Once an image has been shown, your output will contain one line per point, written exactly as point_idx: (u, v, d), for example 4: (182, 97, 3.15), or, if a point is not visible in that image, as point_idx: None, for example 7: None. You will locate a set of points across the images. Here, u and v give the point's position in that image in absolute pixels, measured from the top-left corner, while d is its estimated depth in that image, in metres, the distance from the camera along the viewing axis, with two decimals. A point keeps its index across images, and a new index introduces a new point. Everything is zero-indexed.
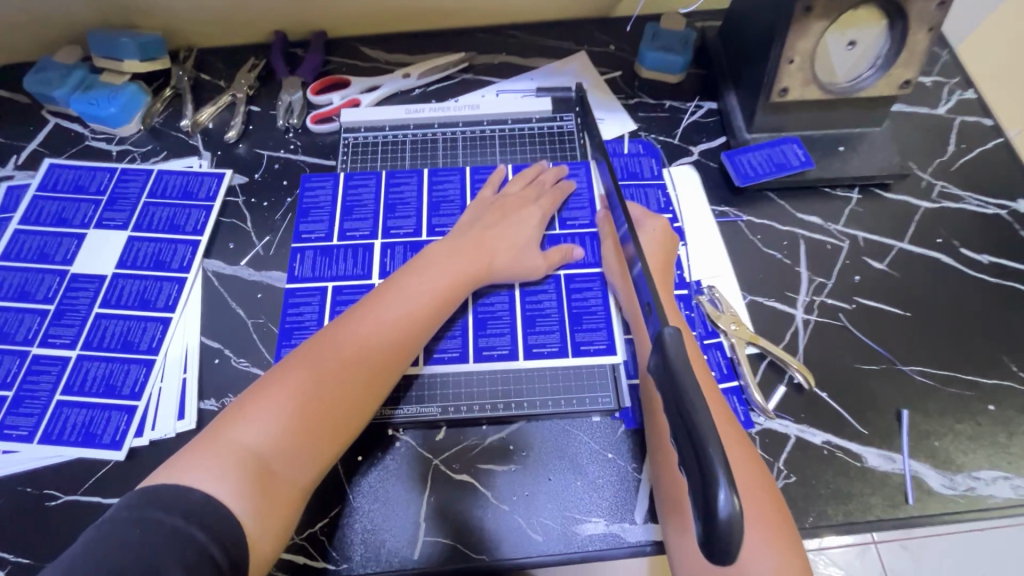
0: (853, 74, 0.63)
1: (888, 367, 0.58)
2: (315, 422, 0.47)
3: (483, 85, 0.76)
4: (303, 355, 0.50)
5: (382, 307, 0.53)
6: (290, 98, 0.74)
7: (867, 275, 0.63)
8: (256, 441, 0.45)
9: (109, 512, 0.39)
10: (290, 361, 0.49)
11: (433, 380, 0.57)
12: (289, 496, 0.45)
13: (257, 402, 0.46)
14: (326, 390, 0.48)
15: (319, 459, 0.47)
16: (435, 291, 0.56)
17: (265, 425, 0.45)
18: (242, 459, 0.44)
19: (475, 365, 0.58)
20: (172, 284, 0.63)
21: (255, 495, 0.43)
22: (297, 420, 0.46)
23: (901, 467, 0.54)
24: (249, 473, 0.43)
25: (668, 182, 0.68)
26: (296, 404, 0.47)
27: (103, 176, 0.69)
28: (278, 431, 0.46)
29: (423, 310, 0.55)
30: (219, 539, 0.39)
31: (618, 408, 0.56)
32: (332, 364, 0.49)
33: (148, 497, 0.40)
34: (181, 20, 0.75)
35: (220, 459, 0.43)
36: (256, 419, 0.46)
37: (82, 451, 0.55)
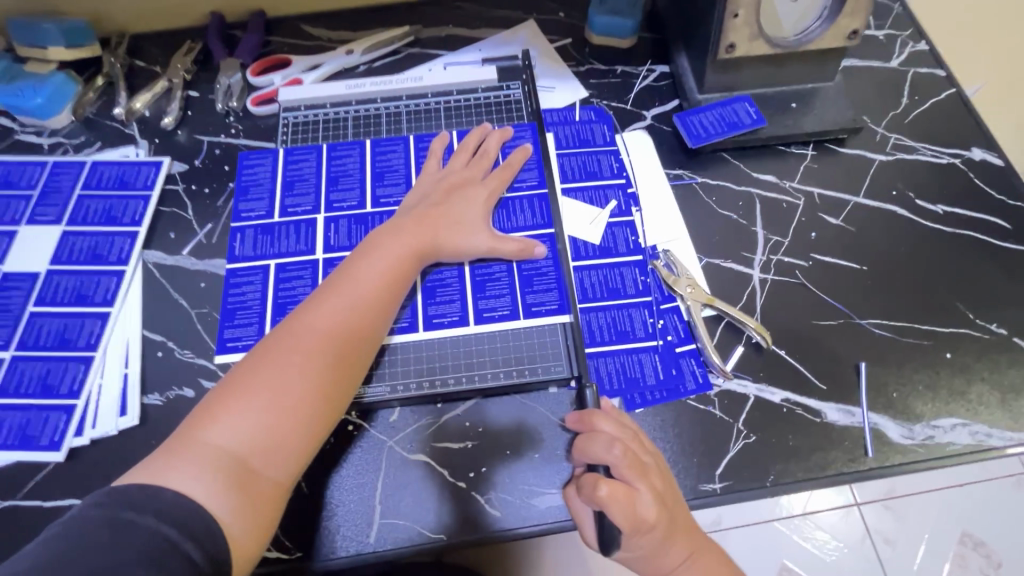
0: (800, 27, 0.61)
1: (845, 322, 0.58)
2: (290, 415, 0.45)
3: (429, 58, 0.74)
4: (269, 349, 0.48)
5: (347, 291, 0.51)
6: (228, 81, 0.71)
7: (824, 231, 0.62)
8: (231, 440, 0.44)
9: (76, 510, 0.38)
10: (255, 359, 0.47)
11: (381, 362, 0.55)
12: (272, 493, 0.44)
13: (228, 398, 0.45)
14: (298, 384, 0.46)
15: (300, 453, 0.46)
16: (400, 270, 0.54)
17: (239, 425, 0.44)
18: (217, 458, 0.43)
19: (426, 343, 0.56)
20: (110, 277, 0.61)
21: (234, 495, 0.42)
22: (271, 415, 0.45)
23: (860, 420, 0.53)
24: (225, 471, 0.42)
25: (621, 148, 0.67)
26: (271, 399, 0.45)
27: (34, 171, 0.66)
28: (252, 428, 0.44)
29: (391, 291, 0.53)
30: (193, 536, 0.38)
31: (572, 377, 0.54)
32: (300, 355, 0.47)
33: (118, 496, 0.38)
34: (109, 4, 0.72)
35: (198, 463, 0.42)
36: (228, 415, 0.44)
37: (19, 453, 0.52)
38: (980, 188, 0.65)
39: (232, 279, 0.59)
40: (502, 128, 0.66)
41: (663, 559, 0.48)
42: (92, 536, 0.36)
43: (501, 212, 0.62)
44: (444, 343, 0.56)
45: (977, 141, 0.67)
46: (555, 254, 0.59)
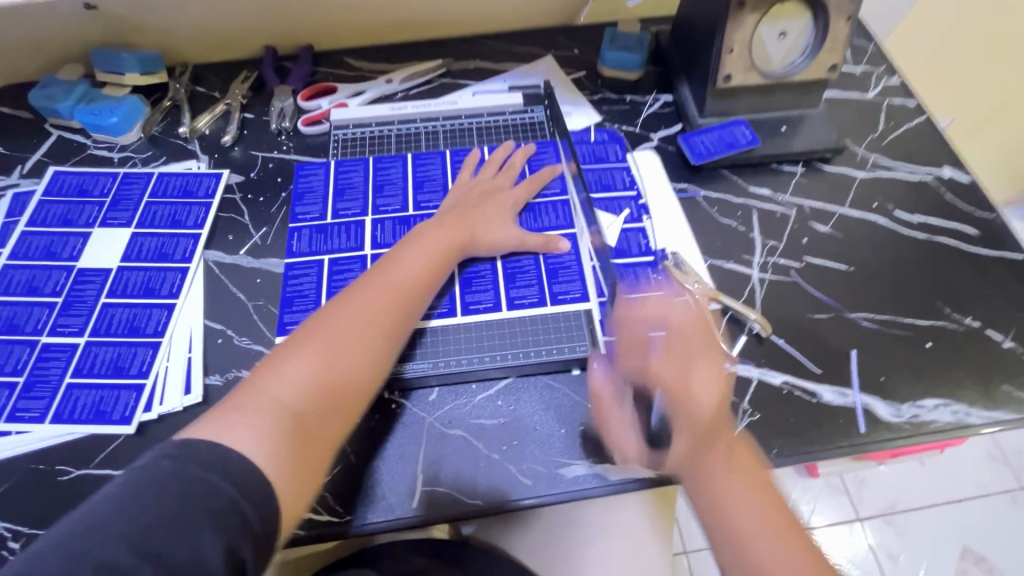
0: (788, 60, 0.71)
1: (836, 315, 0.65)
2: (338, 385, 0.51)
3: (460, 87, 0.83)
4: (318, 329, 0.54)
5: (386, 281, 0.58)
6: (281, 104, 0.80)
7: (814, 237, 0.70)
8: (287, 405, 0.49)
9: (146, 460, 0.42)
10: (305, 336, 0.53)
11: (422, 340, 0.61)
12: (320, 454, 0.49)
13: (283, 369, 0.50)
14: (346, 359, 0.52)
15: (346, 417, 0.52)
16: (432, 264, 0.61)
17: (292, 391, 0.49)
18: (275, 420, 0.48)
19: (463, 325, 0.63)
20: (175, 273, 0.67)
21: (291, 451, 0.47)
22: (323, 385, 0.51)
23: (853, 400, 0.60)
24: (283, 431, 0.47)
25: (632, 164, 0.75)
26: (323, 371, 0.51)
27: (106, 180, 0.74)
28: (302, 395, 0.50)
29: (425, 282, 0.60)
30: (248, 496, 0.42)
31: (594, 357, 0.61)
32: (348, 335, 0.53)
33: (188, 451, 0.42)
34: (177, 38, 0.81)
35: (257, 423, 0.47)
36: (284, 385, 0.50)
37: (93, 427, 0.58)
38: (951, 201, 0.73)
39: (289, 270, 0.66)
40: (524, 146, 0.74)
41: (713, 488, 0.49)
42: (162, 488, 0.40)
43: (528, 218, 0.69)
44: (478, 327, 0.62)
45: (947, 161, 0.76)
46: (577, 249, 0.67)
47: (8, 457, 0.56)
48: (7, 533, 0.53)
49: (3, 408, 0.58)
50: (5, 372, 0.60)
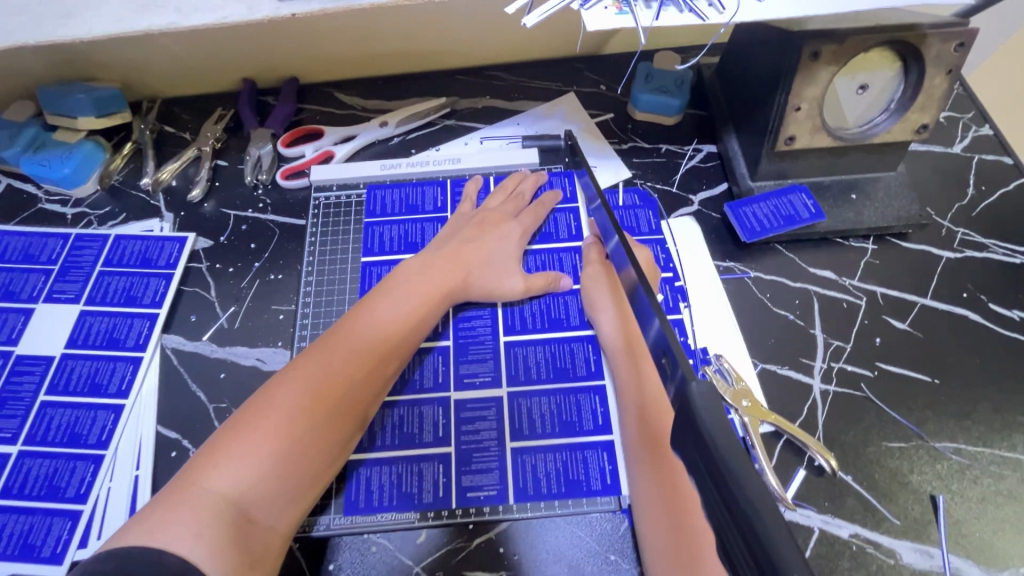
0: (865, 118, 0.58)
1: (917, 444, 0.53)
2: (296, 465, 0.43)
3: (466, 132, 0.71)
4: (280, 387, 0.44)
5: (365, 329, 0.49)
6: (258, 152, 0.69)
7: (888, 336, 0.58)
8: (232, 493, 0.39)
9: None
10: (270, 395, 0.44)
11: (414, 493, 0.50)
12: (270, 545, 0.41)
13: (230, 443, 0.41)
14: (312, 432, 0.44)
15: (301, 500, 0.43)
16: (418, 312, 0.52)
17: (248, 469, 0.40)
18: (220, 511, 0.38)
19: (543, 396, 0.53)
20: (126, 364, 0.57)
21: (238, 553, 0.38)
22: (280, 463, 0.42)
23: (941, 564, 0.48)
24: (232, 528, 0.38)
25: (667, 236, 0.63)
26: (278, 446, 0.42)
27: (56, 244, 0.64)
28: (259, 474, 0.41)
29: (408, 329, 0.52)
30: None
31: (619, 503, 0.49)
32: (312, 401, 0.44)
33: (120, 562, 0.33)
34: (142, 71, 0.71)
35: (200, 514, 0.37)
36: (233, 464, 0.40)
37: (18, 566, 0.49)
38: None
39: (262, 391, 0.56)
40: (536, 172, 0.65)
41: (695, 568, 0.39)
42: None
43: (538, 308, 0.58)
44: (472, 450, 0.51)
45: None
46: (596, 346, 0.56)
47: None
48: None
49: None
50: None
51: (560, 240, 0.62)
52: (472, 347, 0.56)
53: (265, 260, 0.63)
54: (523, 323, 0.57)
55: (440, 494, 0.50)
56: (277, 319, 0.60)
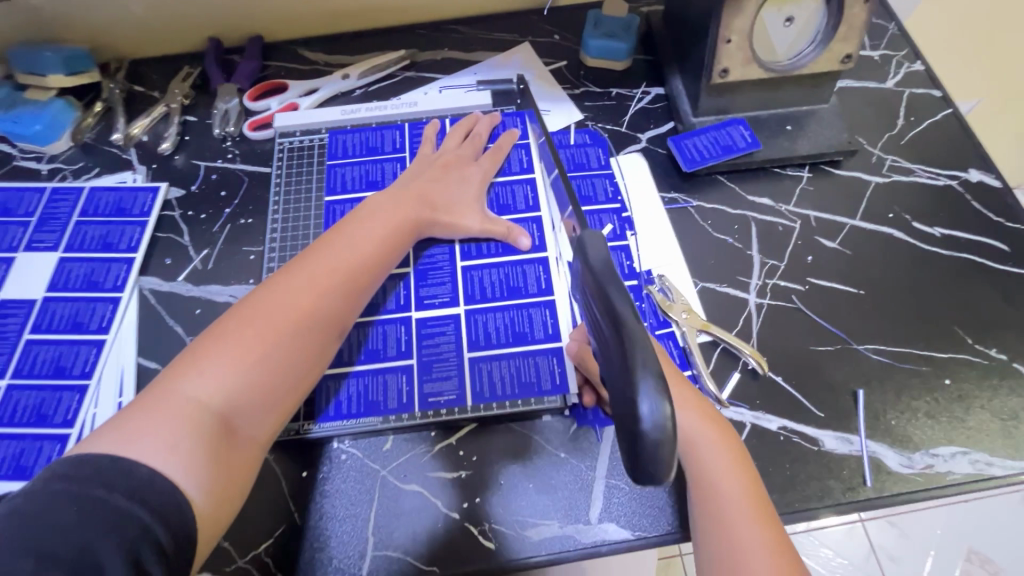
0: (794, 50, 0.62)
1: (842, 347, 0.57)
2: (270, 378, 0.46)
3: (426, 82, 0.74)
4: (253, 307, 0.47)
5: (333, 256, 0.51)
6: (225, 106, 0.72)
7: (819, 254, 0.62)
8: (207, 400, 0.42)
9: (36, 482, 0.36)
10: (240, 317, 0.46)
11: (378, 400, 0.54)
12: (248, 453, 0.44)
13: (205, 355, 0.44)
14: (281, 349, 0.46)
15: (277, 413, 0.46)
16: (383, 240, 0.55)
17: (219, 381, 0.43)
18: (196, 417, 0.41)
19: (496, 311, 0.58)
20: (106, 304, 0.61)
21: (212, 456, 0.41)
22: (252, 377, 0.45)
23: (859, 448, 0.53)
24: (207, 432, 0.42)
25: (616, 171, 0.67)
26: (249, 358, 0.45)
27: (32, 197, 0.67)
28: (231, 386, 0.44)
29: (374, 257, 0.54)
30: (164, 519, 0.37)
31: (566, 406, 0.54)
32: (282, 319, 0.47)
33: (90, 469, 0.37)
34: (108, 30, 0.73)
35: (174, 420, 0.41)
36: (207, 374, 0.43)
37: (13, 484, 0.52)
38: (978, 210, 0.64)
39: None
40: (492, 114, 0.68)
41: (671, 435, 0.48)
42: (58, 514, 0.34)
43: (494, 240, 0.61)
44: (431, 361, 0.56)
45: (974, 162, 0.67)
46: (547, 266, 0.60)
47: None
48: None
49: None
50: None
51: (514, 173, 0.65)
52: (432, 273, 0.60)
53: (235, 206, 0.66)
54: (479, 251, 0.61)
55: (404, 398, 0.54)
56: (248, 259, 0.63)
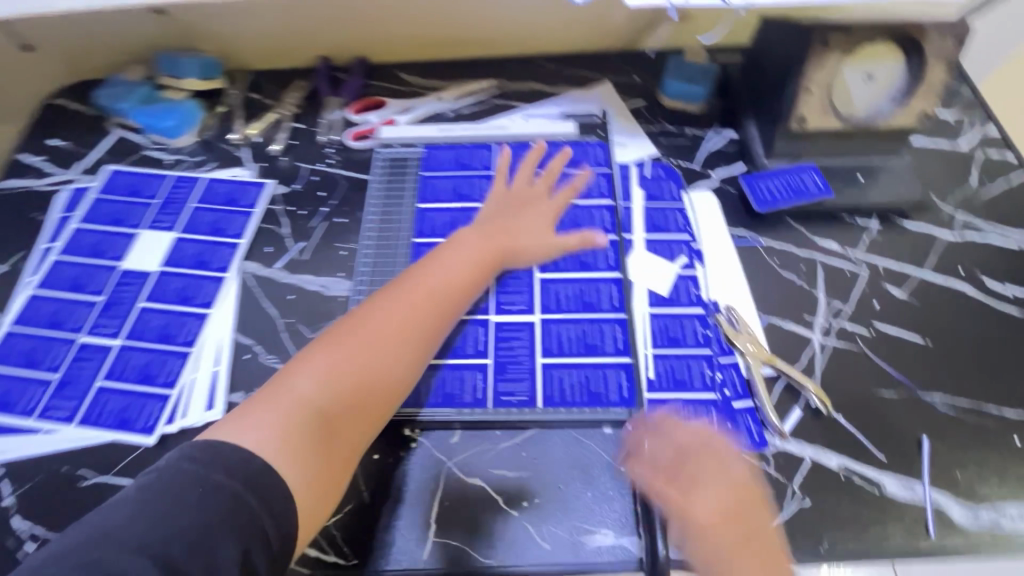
0: (873, 105, 0.64)
1: (907, 395, 0.58)
2: (363, 389, 0.49)
3: (511, 109, 0.80)
4: (353, 325, 0.52)
5: (422, 285, 0.57)
6: (331, 116, 0.80)
7: (886, 301, 0.63)
8: (314, 403, 0.47)
9: (167, 460, 0.40)
10: (338, 334, 0.52)
11: (455, 394, 0.58)
12: (339, 459, 0.47)
13: (311, 362, 0.49)
14: (373, 365, 0.50)
15: (366, 424, 0.49)
16: (465, 274, 0.59)
17: (321, 389, 0.48)
18: (299, 418, 0.46)
19: (570, 323, 0.61)
20: (211, 282, 0.67)
21: (309, 455, 0.45)
22: (347, 387, 0.49)
23: (921, 496, 0.53)
24: (306, 432, 0.46)
25: (687, 205, 0.70)
26: (346, 367, 0.49)
27: (157, 183, 0.75)
28: (328, 393, 0.48)
29: (457, 288, 0.58)
30: (269, 507, 0.40)
31: (630, 419, 0.56)
32: (377, 338, 0.52)
33: (208, 453, 0.41)
34: (239, 45, 0.83)
35: (279, 420, 0.45)
36: (312, 378, 0.48)
37: (117, 434, 0.58)
38: None
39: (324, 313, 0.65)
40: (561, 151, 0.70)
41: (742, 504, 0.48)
42: (183, 493, 0.38)
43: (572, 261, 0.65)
44: (505, 363, 0.59)
45: None
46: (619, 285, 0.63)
47: (35, 455, 0.57)
48: (26, 535, 0.54)
49: (37, 405, 0.59)
50: (43, 369, 0.61)
51: (591, 198, 0.70)
52: (511, 281, 0.64)
53: (332, 206, 0.73)
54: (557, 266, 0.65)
55: (479, 395, 0.58)
56: (339, 255, 0.69)
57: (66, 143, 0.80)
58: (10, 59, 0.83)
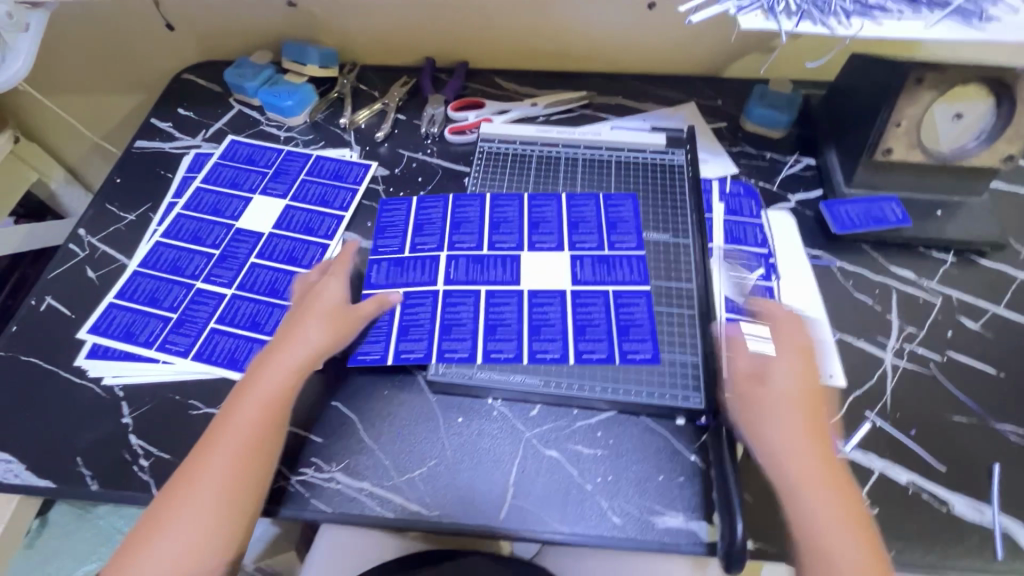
0: (959, 142, 0.67)
1: (979, 421, 0.59)
2: (229, 474, 0.50)
3: (600, 120, 0.85)
4: (208, 444, 0.53)
5: (262, 376, 0.56)
6: (432, 111, 0.85)
7: (960, 331, 0.65)
8: (203, 500, 0.49)
9: None
10: (197, 454, 0.52)
11: (494, 348, 0.62)
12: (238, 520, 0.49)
13: (177, 494, 0.50)
14: (231, 456, 0.51)
15: (252, 487, 0.51)
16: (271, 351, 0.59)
17: (189, 507, 0.49)
18: (173, 536, 0.48)
19: (603, 299, 0.65)
20: (317, 247, 0.73)
21: (186, 550, 0.48)
22: (217, 485, 0.50)
23: (990, 519, 0.54)
24: (185, 543, 0.48)
25: (765, 223, 0.73)
26: (210, 476, 0.50)
27: (272, 155, 0.82)
28: (196, 506, 0.49)
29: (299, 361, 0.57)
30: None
31: (707, 411, 0.58)
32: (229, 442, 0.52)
33: None
34: (355, 41, 0.91)
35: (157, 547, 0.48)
36: (186, 502, 0.49)
37: (226, 371, 0.63)
38: None
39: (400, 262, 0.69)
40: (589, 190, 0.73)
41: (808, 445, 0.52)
42: None
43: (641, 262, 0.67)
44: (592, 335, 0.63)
45: None
46: (699, 285, 0.65)
47: (152, 381, 0.63)
48: (140, 451, 0.59)
49: (156, 338, 0.65)
50: (163, 307, 0.68)
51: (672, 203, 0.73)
52: (572, 264, 0.68)
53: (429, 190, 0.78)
54: (609, 252, 0.69)
55: (515, 351, 0.62)
56: None
57: (193, 113, 0.88)
58: (153, 36, 0.93)
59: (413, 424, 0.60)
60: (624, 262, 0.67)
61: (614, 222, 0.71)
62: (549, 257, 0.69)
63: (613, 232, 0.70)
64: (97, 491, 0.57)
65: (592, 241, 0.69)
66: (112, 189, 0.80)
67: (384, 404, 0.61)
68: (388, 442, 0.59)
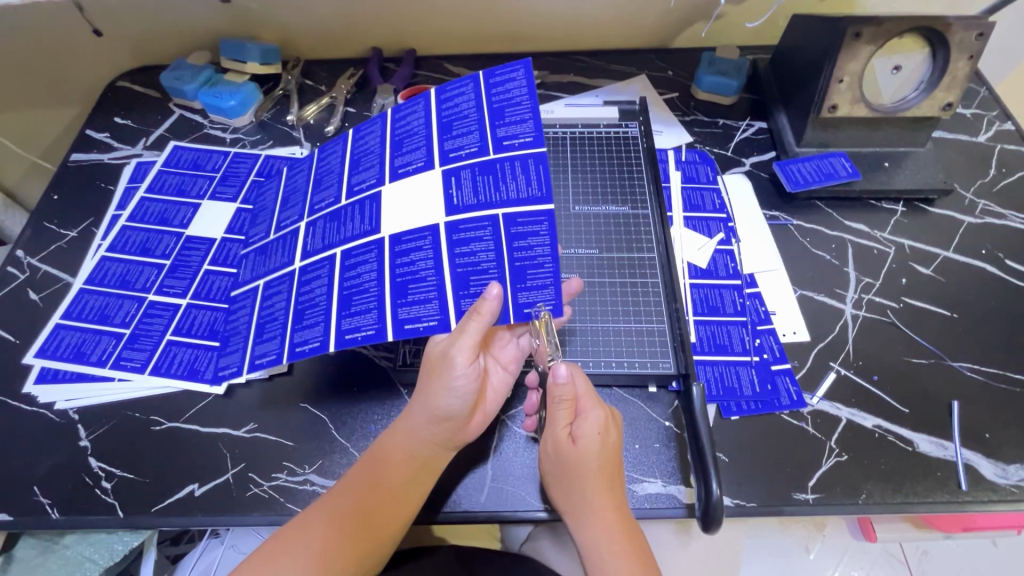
0: (900, 95, 0.70)
1: (936, 362, 0.61)
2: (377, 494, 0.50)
3: (553, 99, 0.85)
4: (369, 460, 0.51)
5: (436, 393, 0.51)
6: (382, 101, 0.83)
7: (914, 278, 0.67)
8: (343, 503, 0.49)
9: None
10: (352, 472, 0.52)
11: (409, 317, 0.53)
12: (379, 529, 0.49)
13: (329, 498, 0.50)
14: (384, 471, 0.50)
15: (396, 506, 0.50)
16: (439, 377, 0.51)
17: (330, 512, 0.49)
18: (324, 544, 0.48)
19: (435, 234, 0.55)
20: None
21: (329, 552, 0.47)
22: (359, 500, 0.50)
23: (952, 454, 0.56)
24: (325, 545, 0.48)
25: (722, 187, 0.74)
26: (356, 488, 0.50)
27: (218, 158, 0.79)
28: (340, 509, 0.49)
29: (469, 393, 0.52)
30: None
31: (677, 374, 0.58)
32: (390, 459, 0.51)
33: None
34: (297, 35, 0.88)
35: (303, 547, 0.47)
36: (326, 506, 0.50)
37: (185, 383, 0.61)
38: None
39: (264, 250, 0.64)
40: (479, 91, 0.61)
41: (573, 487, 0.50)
42: None
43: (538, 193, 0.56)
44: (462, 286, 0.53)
45: None
46: (661, 254, 0.65)
47: (110, 400, 0.60)
48: (102, 473, 0.57)
49: (109, 356, 0.62)
50: (115, 323, 0.65)
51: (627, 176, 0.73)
52: (450, 180, 0.57)
53: None
54: (495, 154, 0.57)
55: (322, 338, 0.54)
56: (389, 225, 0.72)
57: (130, 121, 0.85)
58: (82, 44, 0.89)
59: (387, 419, 0.59)
60: (512, 169, 0.56)
61: (501, 109, 0.59)
62: (421, 177, 0.59)
63: (448, 137, 0.60)
64: (60, 519, 0.55)
65: (472, 140, 0.59)
66: (49, 206, 0.76)
67: (354, 401, 0.60)
68: (362, 439, 0.58)
